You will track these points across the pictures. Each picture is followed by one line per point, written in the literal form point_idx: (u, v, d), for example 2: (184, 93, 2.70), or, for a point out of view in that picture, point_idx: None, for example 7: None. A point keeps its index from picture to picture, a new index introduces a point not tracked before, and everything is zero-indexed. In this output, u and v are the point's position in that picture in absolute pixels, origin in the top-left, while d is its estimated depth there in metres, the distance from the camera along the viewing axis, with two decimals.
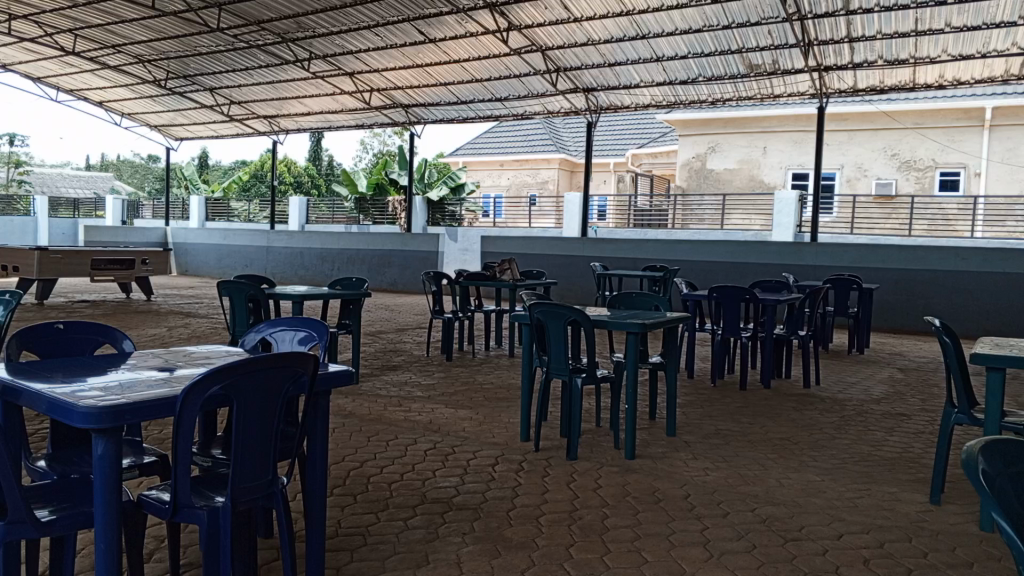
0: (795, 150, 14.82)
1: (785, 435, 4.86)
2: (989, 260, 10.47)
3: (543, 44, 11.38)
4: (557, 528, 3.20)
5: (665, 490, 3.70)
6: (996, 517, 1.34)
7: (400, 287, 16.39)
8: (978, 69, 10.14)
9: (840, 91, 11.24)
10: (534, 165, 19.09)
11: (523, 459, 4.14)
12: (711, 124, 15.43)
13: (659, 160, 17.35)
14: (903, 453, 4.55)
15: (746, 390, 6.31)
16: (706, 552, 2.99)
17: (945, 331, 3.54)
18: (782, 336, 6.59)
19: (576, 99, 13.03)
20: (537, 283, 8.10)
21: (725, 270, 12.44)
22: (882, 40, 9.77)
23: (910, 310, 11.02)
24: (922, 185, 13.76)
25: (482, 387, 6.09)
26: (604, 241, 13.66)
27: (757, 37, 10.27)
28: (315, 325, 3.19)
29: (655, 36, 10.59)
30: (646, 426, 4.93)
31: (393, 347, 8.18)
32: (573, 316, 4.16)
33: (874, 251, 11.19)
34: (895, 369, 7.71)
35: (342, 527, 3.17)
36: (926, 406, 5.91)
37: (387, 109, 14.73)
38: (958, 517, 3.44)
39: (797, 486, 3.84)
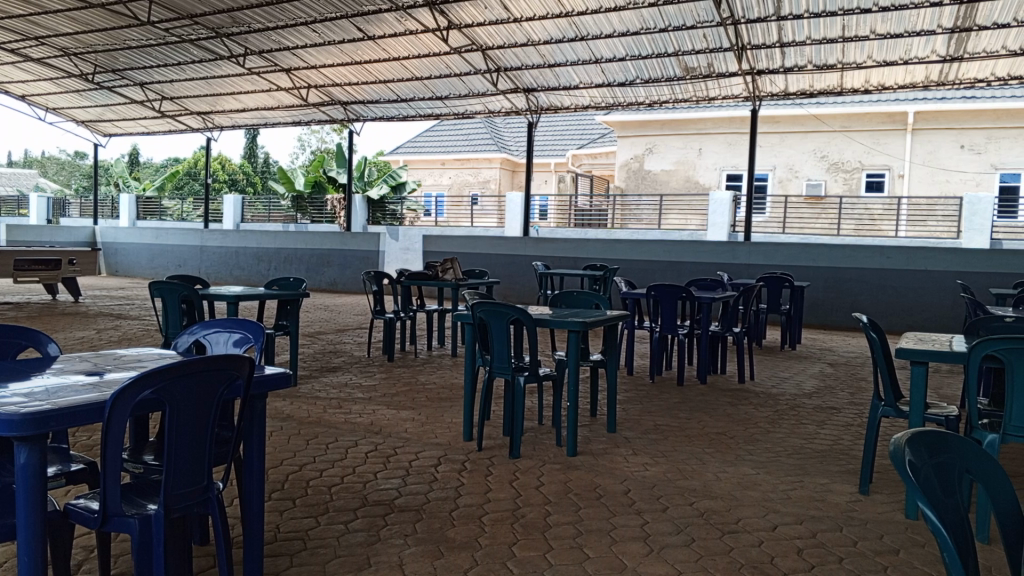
0: (729, 151, 15.16)
1: (721, 430, 4.97)
2: (912, 259, 10.90)
3: (483, 43, 11.38)
4: (500, 528, 3.20)
5: (606, 486, 3.75)
6: (921, 506, 1.39)
7: (340, 287, 16.21)
8: (901, 74, 10.54)
9: (772, 94, 11.52)
10: (475, 164, 19.08)
11: (466, 459, 4.13)
12: (649, 126, 15.67)
13: (598, 160, 17.55)
14: (833, 445, 4.71)
15: (684, 386, 6.44)
16: (646, 547, 3.04)
17: (872, 328, 3.67)
18: (717, 333, 6.74)
19: (516, 99, 13.06)
20: (478, 283, 8.08)
21: (663, 269, 12.66)
22: (812, 45, 10.07)
23: (839, 307, 11.40)
24: (850, 186, 14.23)
25: (423, 387, 6.06)
26: (545, 240, 13.75)
27: (693, 40, 10.49)
28: (252, 326, 3.11)
29: (594, 37, 10.70)
30: (588, 422, 4.98)
31: (333, 349, 8.07)
32: (515, 315, 4.16)
33: (806, 250, 11.53)
34: (825, 363, 7.97)
35: (281, 532, 3.11)
36: (854, 400, 6.13)
37: (325, 106, 14.51)
38: (885, 506, 3.58)
39: (733, 479, 3.93)
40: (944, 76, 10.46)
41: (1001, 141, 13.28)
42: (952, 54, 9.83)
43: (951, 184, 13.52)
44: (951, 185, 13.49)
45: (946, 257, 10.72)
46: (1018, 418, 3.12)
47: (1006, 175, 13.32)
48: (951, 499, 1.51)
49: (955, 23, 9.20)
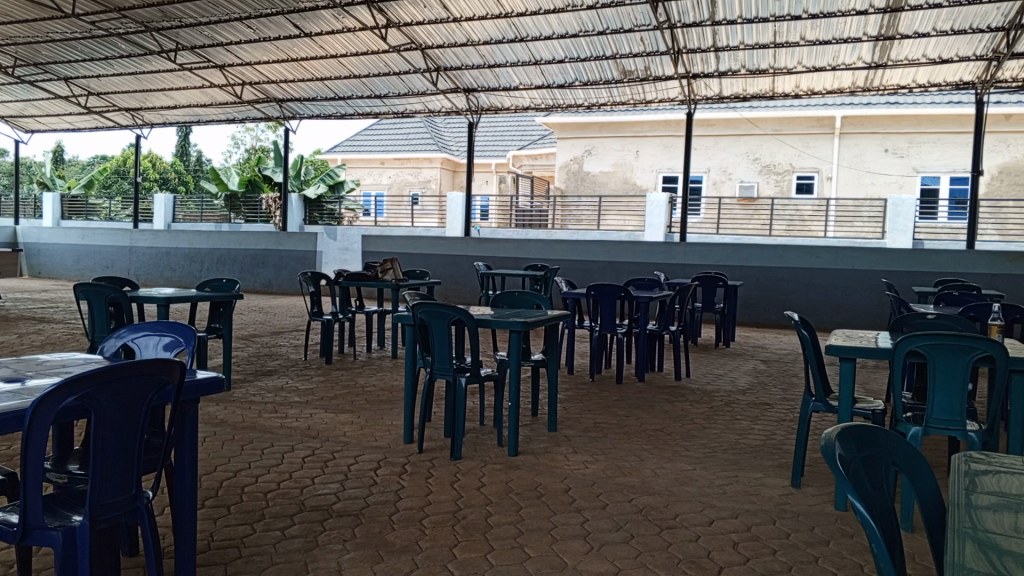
0: (665, 154, 15.44)
1: (659, 426, 5.05)
2: (839, 258, 11.30)
3: (423, 42, 11.31)
4: (441, 530, 3.18)
5: (547, 485, 3.76)
6: (851, 498, 1.42)
7: (276, 288, 15.90)
8: (829, 80, 10.88)
9: (707, 97, 11.76)
10: (414, 164, 18.95)
11: (406, 462, 4.10)
12: (588, 128, 15.83)
13: (539, 161, 17.66)
14: (766, 440, 4.84)
15: (622, 383, 6.53)
16: (587, 545, 3.06)
17: (804, 325, 3.78)
18: (654, 332, 6.85)
19: (456, 99, 13.00)
20: (419, 283, 7.98)
21: (602, 269, 12.79)
22: (745, 50, 10.33)
23: (771, 306, 11.71)
24: (781, 188, 14.64)
25: (363, 389, 5.98)
26: (485, 240, 13.75)
27: (630, 43, 10.62)
28: (184, 330, 3.02)
29: (533, 39, 10.74)
30: (529, 422, 5.00)
31: (268, 351, 7.91)
32: (456, 316, 4.14)
33: (740, 250, 11.82)
34: (757, 360, 8.18)
35: (214, 540, 3.02)
36: (786, 396, 6.30)
37: (260, 103, 14.22)
38: (815, 498, 3.69)
39: (671, 475, 4.00)
40: (869, 82, 10.85)
41: (922, 145, 13.84)
42: (877, 61, 10.22)
43: (876, 186, 14.04)
44: (876, 188, 14.01)
45: (871, 257, 11.13)
46: (941, 411, 3.26)
47: (927, 178, 13.90)
48: (878, 491, 1.55)
49: (879, 31, 9.57)
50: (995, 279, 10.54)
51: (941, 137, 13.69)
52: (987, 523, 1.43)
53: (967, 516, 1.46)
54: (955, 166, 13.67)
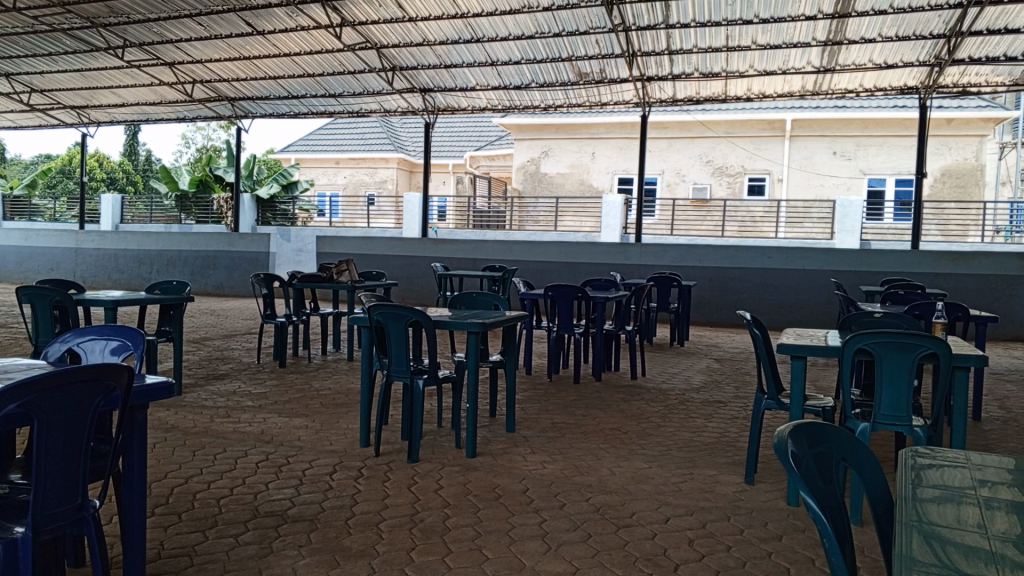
0: (621, 156, 15.58)
1: (615, 425, 5.10)
2: (790, 258, 11.53)
3: (378, 41, 11.22)
4: (398, 534, 3.15)
5: (505, 486, 3.76)
6: (803, 494, 1.44)
7: (227, 290, 15.61)
8: (780, 84, 11.09)
9: (661, 100, 11.88)
10: (370, 164, 18.79)
11: (362, 465, 4.05)
12: (545, 129, 15.88)
13: (496, 162, 17.67)
14: (720, 437, 4.91)
15: (580, 383, 6.57)
16: (545, 546, 3.06)
17: (756, 324, 3.84)
18: (611, 332, 6.90)
19: (412, 98, 12.92)
20: (375, 284, 7.95)
21: (559, 270, 12.84)
22: (698, 53, 10.48)
23: (725, 305, 11.90)
24: (734, 190, 14.89)
25: (318, 393, 5.91)
26: (442, 241, 13.67)
27: (586, 45, 10.68)
28: (130, 333, 2.94)
29: (489, 40, 10.73)
30: (486, 423, 4.99)
31: (220, 355, 7.75)
32: (413, 317, 4.11)
33: (693, 251, 11.98)
34: (711, 359, 8.31)
35: (165, 549, 2.95)
36: (739, 393, 6.42)
37: (211, 101, 13.94)
38: (769, 494, 3.75)
39: (628, 474, 4.03)
40: (818, 86, 11.09)
41: (868, 148, 14.21)
42: (826, 66, 10.45)
43: (825, 188, 14.35)
44: (825, 189, 14.33)
45: (821, 257, 11.39)
46: (888, 407, 3.35)
47: (873, 180, 14.28)
48: (829, 487, 1.58)
49: (828, 36, 9.79)
50: (938, 278, 10.86)
51: (886, 140, 14.08)
52: (931, 515, 1.46)
53: (914, 509, 1.49)
54: (900, 169, 14.07)
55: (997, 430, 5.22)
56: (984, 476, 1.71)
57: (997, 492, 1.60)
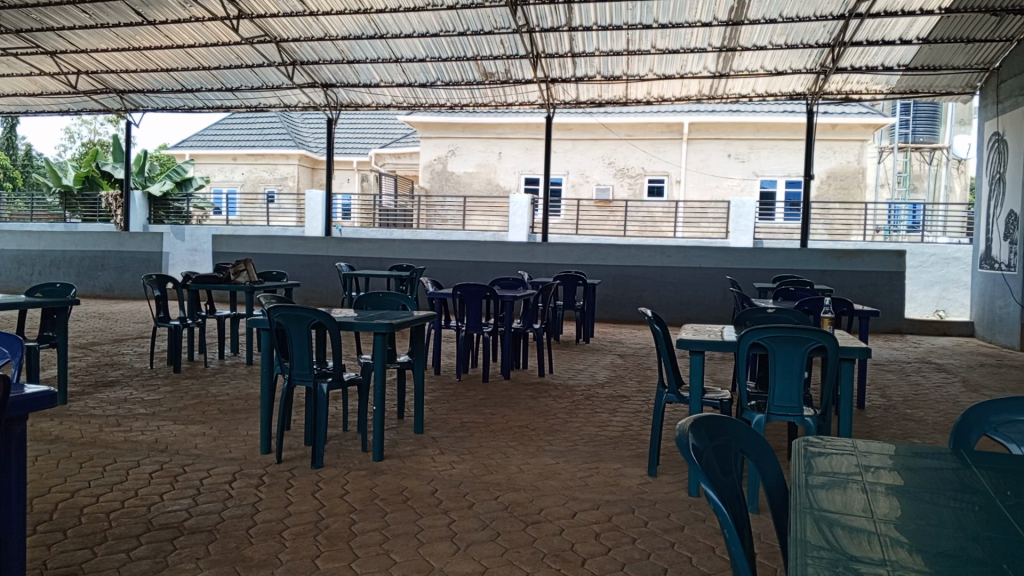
0: (526, 156, 15.74)
1: (523, 422, 5.13)
2: (689, 257, 11.91)
3: (277, 35, 10.89)
4: (302, 541, 3.07)
5: (413, 488, 3.73)
6: (704, 486, 1.46)
7: (117, 292, 14.81)
8: (678, 87, 11.42)
9: (565, 102, 11.98)
10: (271, 160, 18.23)
11: (263, 473, 3.92)
12: (451, 128, 15.81)
13: (402, 160, 17.52)
14: (624, 431, 5.03)
15: (488, 381, 6.57)
16: (453, 546, 3.05)
17: (657, 320, 3.94)
18: (519, 330, 6.93)
19: (314, 93, 12.59)
20: (275, 284, 7.70)
21: (466, 269, 12.80)
22: (600, 56, 10.69)
23: (628, 302, 12.19)
24: (634, 191, 15.28)
25: (216, 399, 5.67)
26: (347, 241, 13.37)
27: (491, 46, 10.73)
28: (9, 341, 2.75)
29: (393, 36, 10.63)
30: (394, 425, 4.92)
31: (109, 361, 7.35)
32: (316, 318, 4.00)
33: (597, 250, 12.22)
34: (615, 355, 8.49)
35: (48, 569, 2.77)
36: (642, 388, 6.58)
37: (97, 94, 13.16)
38: (671, 486, 3.86)
39: (536, 470, 4.06)
40: (714, 91, 11.48)
41: (760, 151, 14.85)
42: (721, 71, 10.84)
43: (720, 189, 14.90)
44: (720, 190, 14.88)
45: (717, 255, 11.80)
46: (781, 398, 3.50)
47: (765, 181, 14.93)
48: (727, 476, 1.63)
49: (722, 43, 10.18)
50: (825, 275, 11.46)
51: (777, 144, 14.77)
52: (822, 502, 1.53)
53: (805, 496, 1.56)
54: (789, 170, 14.79)
55: (879, 417, 5.55)
56: (868, 462, 1.81)
57: (880, 477, 1.69)
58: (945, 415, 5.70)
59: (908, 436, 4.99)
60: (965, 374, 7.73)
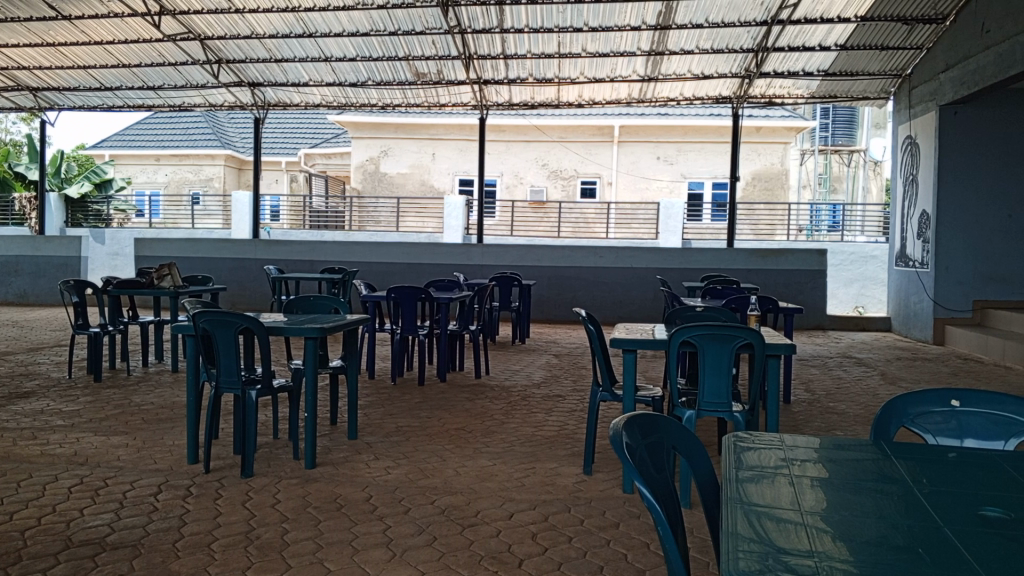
0: (460, 157, 15.71)
1: (459, 425, 5.11)
2: (621, 257, 12.08)
3: (201, 32, 10.59)
4: (232, 553, 2.98)
5: (347, 495, 3.66)
6: (638, 483, 1.47)
7: (31, 298, 14.12)
8: (608, 90, 11.51)
9: (498, 104, 11.94)
10: (196, 161, 17.69)
11: (191, 484, 3.79)
12: (383, 128, 15.64)
13: (332, 160, 17.24)
14: (560, 430, 5.06)
15: (424, 384, 6.52)
16: (389, 552, 3.01)
17: (590, 320, 3.98)
18: (454, 332, 6.90)
19: (240, 92, 12.25)
20: (200, 289, 7.45)
21: (400, 271, 12.65)
22: (532, 58, 10.74)
23: (562, 303, 12.29)
24: (568, 193, 15.41)
25: (139, 409, 5.46)
26: (276, 243, 13.06)
27: (422, 46, 10.67)
28: None
29: (322, 35, 10.47)
30: (327, 431, 4.83)
31: (24, 371, 6.99)
32: (244, 324, 3.89)
33: (532, 251, 12.27)
34: (551, 355, 8.54)
35: None
36: (576, 387, 6.65)
37: (8, 91, 12.51)
38: (606, 483, 3.91)
39: (472, 473, 4.05)
40: (643, 94, 11.64)
41: (688, 154, 15.18)
42: (649, 74, 11.03)
43: (650, 191, 15.18)
44: (651, 192, 15.15)
45: (649, 256, 12.00)
46: (711, 394, 3.57)
47: (693, 183, 15.26)
48: (660, 472, 1.66)
49: (651, 47, 10.39)
50: (751, 274, 11.79)
51: (704, 147, 15.11)
52: (751, 496, 1.56)
53: (736, 490, 1.60)
54: (716, 173, 15.15)
55: (804, 411, 5.75)
56: (796, 455, 1.86)
57: (806, 469, 1.74)
58: (866, 407, 5.94)
59: (831, 428, 5.18)
60: (884, 367, 8.07)
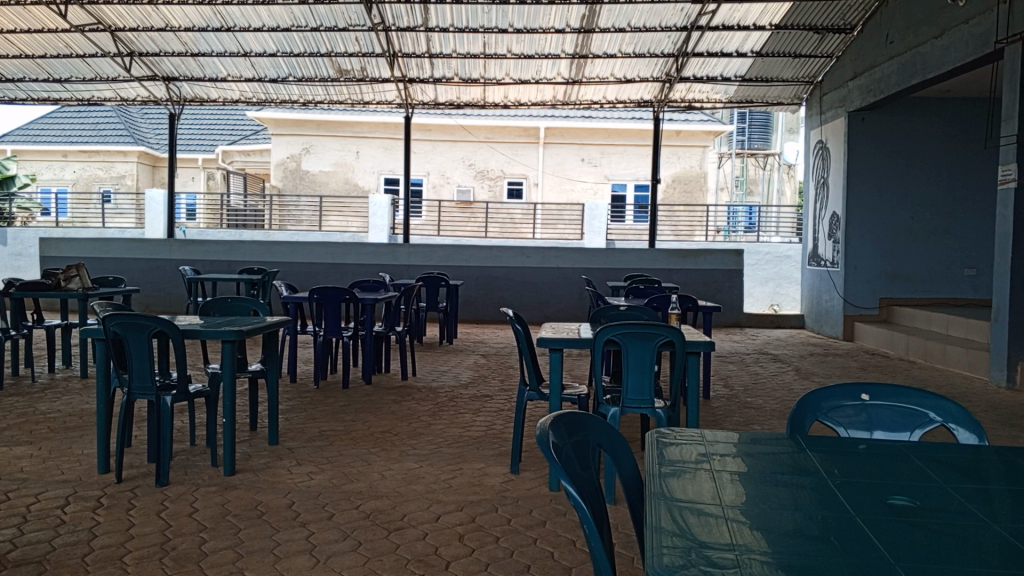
0: (385, 156, 15.54)
1: (384, 428, 5.04)
2: (546, 257, 12.17)
3: (111, 24, 10.15)
4: (146, 565, 2.86)
5: (268, 502, 3.57)
6: (564, 481, 1.48)
7: None
8: (533, 92, 11.55)
9: (423, 103, 11.86)
10: (106, 157, 16.94)
11: (101, 495, 3.63)
12: (305, 125, 15.33)
13: (252, 158, 16.92)
14: (487, 430, 5.06)
15: (349, 387, 6.41)
16: (312, 559, 2.95)
17: (517, 320, 3.99)
18: (380, 333, 6.82)
19: (154, 87, 11.78)
20: (112, 291, 7.10)
21: (324, 271, 12.40)
22: (457, 58, 10.72)
23: (489, 303, 12.29)
24: (494, 193, 15.43)
25: (45, 417, 5.18)
26: (191, 242, 12.62)
27: (345, 42, 10.50)
28: None
29: (240, 30, 10.20)
30: (247, 437, 4.69)
31: None
32: (158, 327, 3.75)
33: (459, 251, 12.23)
34: (478, 355, 8.53)
35: None
36: (503, 387, 6.66)
37: None
38: (533, 482, 3.92)
39: (398, 476, 4.01)
40: (567, 97, 11.72)
41: (611, 156, 15.44)
42: (573, 77, 11.14)
43: (575, 192, 15.36)
44: (576, 194, 15.33)
45: (575, 256, 12.14)
46: (634, 391, 3.63)
47: (617, 185, 15.51)
48: (585, 471, 1.67)
49: (575, 49, 10.51)
50: (672, 273, 12.08)
51: (627, 149, 15.39)
52: (673, 491, 1.59)
53: (659, 486, 1.62)
54: (639, 175, 15.44)
55: (723, 406, 5.92)
56: (716, 450, 1.91)
57: (726, 464, 1.79)
58: (781, 402, 6.16)
59: (749, 423, 5.35)
60: (798, 363, 8.39)
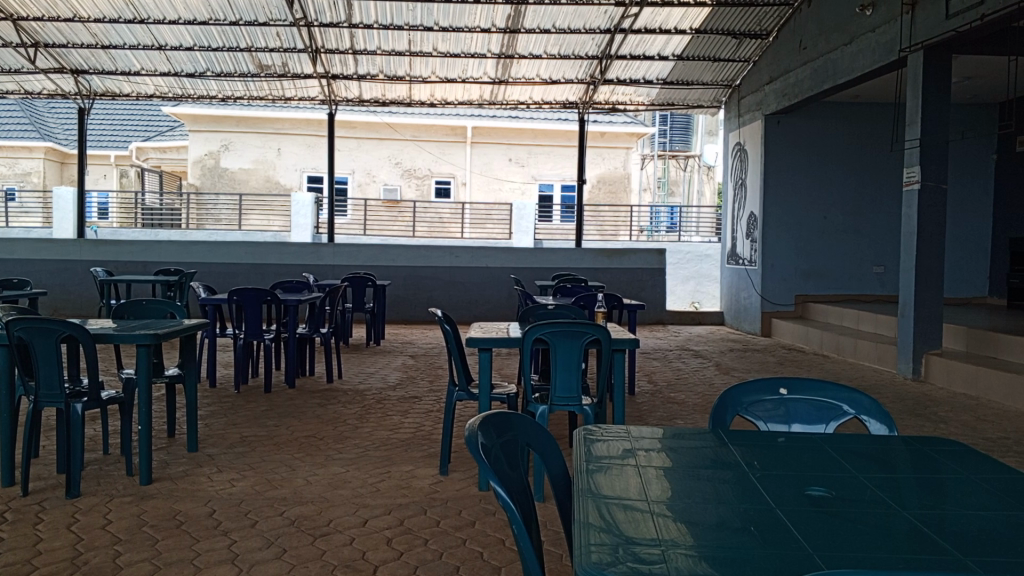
0: (308, 153, 15.23)
1: (309, 432, 4.93)
2: (474, 257, 12.17)
3: (13, 12, 9.62)
4: None
5: (188, 511, 3.45)
6: (493, 482, 1.47)
7: None
8: (460, 91, 11.51)
9: (347, 100, 11.70)
10: (9, 153, 16.06)
11: (6, 509, 3.43)
12: (224, 121, 14.90)
13: (167, 155, 16.43)
14: (415, 432, 5.01)
15: (271, 391, 6.25)
16: (235, 568, 2.86)
17: (446, 320, 3.96)
18: (303, 335, 6.67)
19: (61, 80, 11.23)
20: (16, 294, 6.71)
21: (246, 272, 12.07)
22: (382, 55, 10.61)
23: (417, 302, 12.20)
24: (421, 192, 15.33)
25: None
26: (103, 243, 12.10)
27: (266, 37, 10.24)
28: None
29: (155, 22, 9.82)
30: (164, 445, 4.52)
31: None
32: (67, 331, 3.57)
33: (386, 251, 12.10)
34: (405, 356, 8.45)
35: None
36: (431, 387, 6.62)
37: None
38: (462, 483, 3.91)
39: (324, 481, 3.93)
40: (494, 97, 11.74)
41: (538, 156, 15.54)
42: (499, 77, 11.16)
43: (503, 191, 15.40)
44: (503, 193, 15.37)
45: (502, 255, 12.17)
46: (562, 389, 3.66)
47: (543, 185, 15.63)
48: (514, 470, 1.67)
49: (501, 49, 10.53)
50: (598, 272, 12.25)
51: (553, 149, 15.53)
52: (599, 487, 1.61)
53: (586, 482, 1.64)
54: (565, 175, 15.60)
55: (648, 402, 6.03)
56: (641, 446, 1.94)
57: (651, 459, 1.82)
58: (703, 396, 6.32)
59: (672, 417, 5.48)
60: (718, 358, 8.63)
